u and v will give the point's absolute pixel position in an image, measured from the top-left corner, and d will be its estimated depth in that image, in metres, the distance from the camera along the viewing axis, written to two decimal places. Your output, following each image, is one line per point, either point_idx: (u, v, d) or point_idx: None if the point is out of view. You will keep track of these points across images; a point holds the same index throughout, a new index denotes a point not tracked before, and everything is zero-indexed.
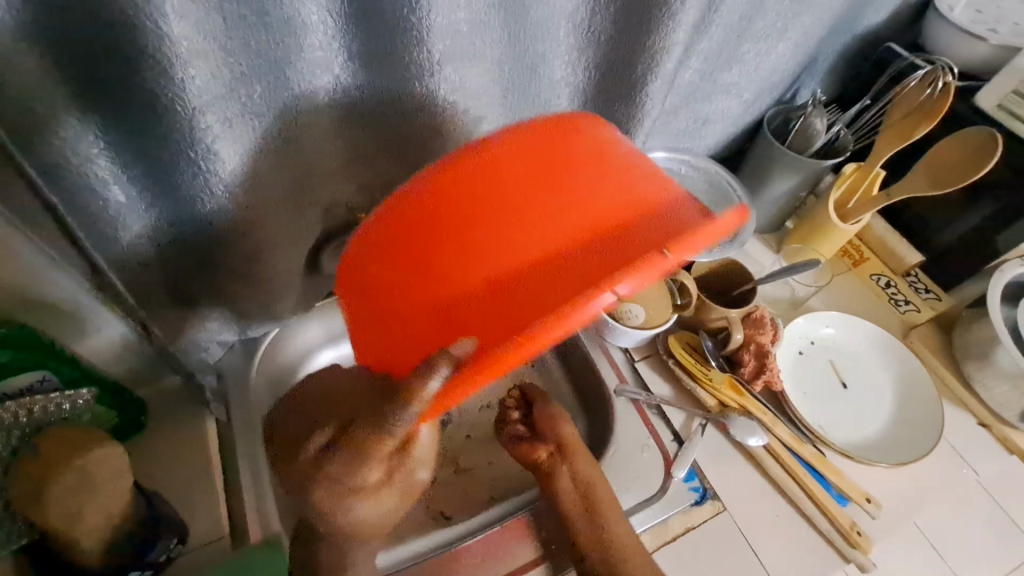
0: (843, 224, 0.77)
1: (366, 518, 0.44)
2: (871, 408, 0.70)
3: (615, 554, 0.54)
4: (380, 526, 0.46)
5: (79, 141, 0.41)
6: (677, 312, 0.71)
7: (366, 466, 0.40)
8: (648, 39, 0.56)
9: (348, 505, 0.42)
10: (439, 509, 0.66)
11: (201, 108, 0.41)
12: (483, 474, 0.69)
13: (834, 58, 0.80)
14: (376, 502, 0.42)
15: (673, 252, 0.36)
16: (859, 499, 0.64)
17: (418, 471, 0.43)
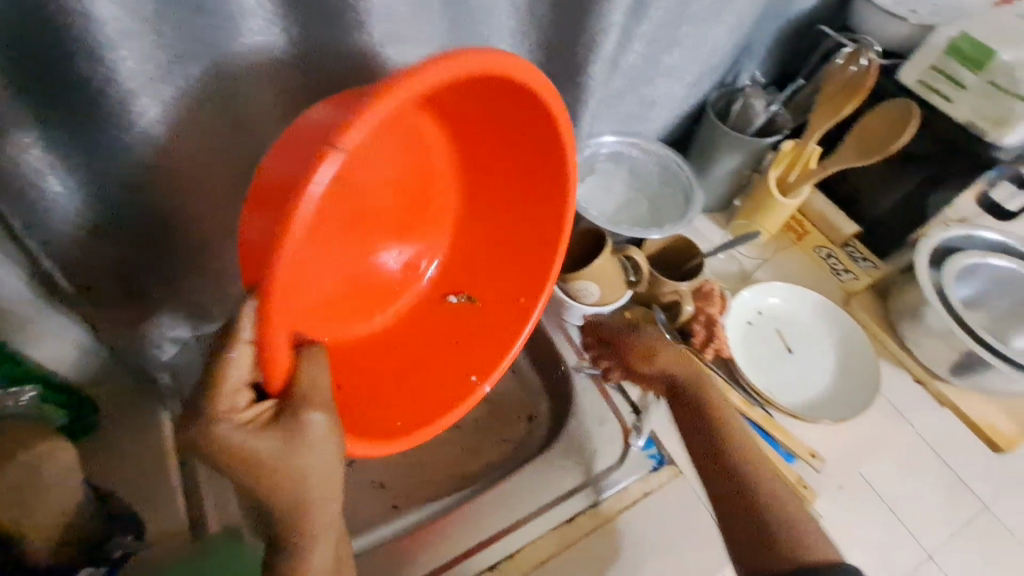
0: (783, 198, 0.81)
1: (276, 478, 0.40)
2: (816, 371, 0.74)
3: (733, 454, 0.63)
4: (303, 495, 0.40)
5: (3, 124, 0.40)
6: (628, 287, 0.74)
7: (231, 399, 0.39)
8: (586, 20, 0.58)
9: (239, 458, 0.39)
10: (391, 500, 0.67)
11: (132, 90, 0.41)
12: (448, 460, 0.71)
13: (770, 41, 0.83)
14: (276, 453, 0.39)
15: (388, 92, 0.35)
16: (805, 456, 0.68)
17: (304, 412, 0.41)
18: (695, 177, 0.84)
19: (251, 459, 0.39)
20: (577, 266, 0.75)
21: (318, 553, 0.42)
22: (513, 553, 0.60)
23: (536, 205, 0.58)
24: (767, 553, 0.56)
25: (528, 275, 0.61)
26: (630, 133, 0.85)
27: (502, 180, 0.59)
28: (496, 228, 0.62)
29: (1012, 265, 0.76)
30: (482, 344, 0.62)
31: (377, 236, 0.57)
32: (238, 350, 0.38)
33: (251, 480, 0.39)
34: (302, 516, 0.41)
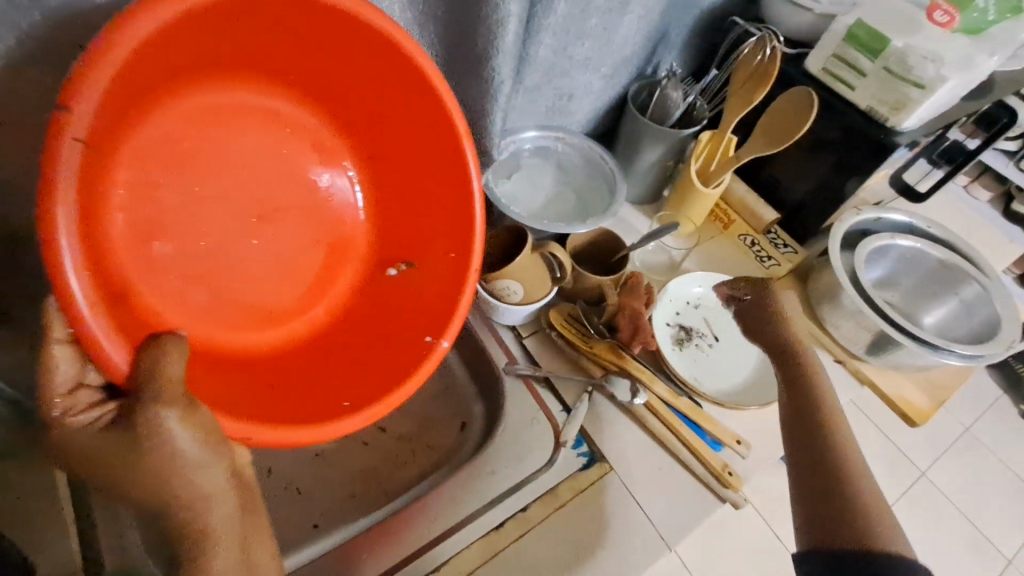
0: (706, 187, 0.82)
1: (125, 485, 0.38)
2: (742, 358, 0.75)
3: (812, 421, 0.54)
4: (163, 497, 0.39)
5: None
6: (555, 284, 0.73)
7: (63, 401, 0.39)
8: (483, 12, 0.56)
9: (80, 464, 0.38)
10: (311, 520, 0.65)
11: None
12: (368, 474, 0.69)
13: (686, 31, 0.84)
14: (117, 452, 0.38)
15: (134, 14, 0.35)
16: (730, 442, 0.68)
17: (139, 411, 0.38)
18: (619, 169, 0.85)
19: (94, 463, 0.38)
20: (502, 264, 0.74)
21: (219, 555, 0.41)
22: (441, 565, 0.59)
23: (434, 147, 0.56)
24: (845, 522, 0.46)
25: (454, 221, 0.57)
26: (553, 126, 0.83)
27: (402, 138, 0.57)
28: (412, 189, 0.60)
29: (919, 244, 0.79)
30: (420, 310, 0.58)
31: (288, 230, 0.56)
32: (56, 351, 0.39)
33: (100, 482, 0.39)
34: (184, 516, 0.40)
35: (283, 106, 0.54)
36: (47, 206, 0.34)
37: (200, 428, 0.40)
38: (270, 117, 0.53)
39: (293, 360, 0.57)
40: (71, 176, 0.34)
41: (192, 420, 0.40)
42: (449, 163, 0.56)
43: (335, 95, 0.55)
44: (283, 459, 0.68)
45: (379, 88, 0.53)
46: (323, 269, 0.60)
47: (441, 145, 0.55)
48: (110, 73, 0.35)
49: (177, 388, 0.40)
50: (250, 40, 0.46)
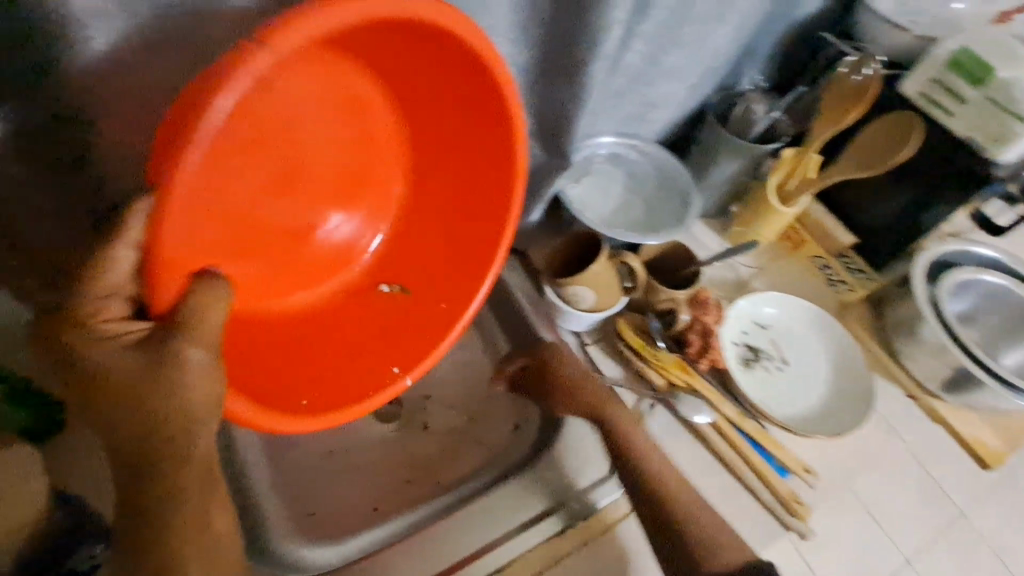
0: (783, 206, 0.81)
1: (125, 408, 0.38)
2: (810, 384, 0.74)
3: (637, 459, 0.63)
4: (156, 425, 0.38)
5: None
6: (625, 294, 0.72)
7: (96, 303, 0.39)
8: (588, 16, 0.55)
9: (94, 369, 0.38)
10: (372, 503, 0.67)
11: (74, 11, 0.37)
12: (422, 467, 0.70)
13: (772, 45, 0.82)
14: (135, 376, 0.38)
15: (319, 12, 0.36)
16: (798, 469, 0.67)
17: (177, 346, 0.39)
18: (692, 182, 0.83)
19: (108, 373, 0.38)
20: (573, 268, 0.73)
21: (186, 520, 0.39)
22: (499, 569, 0.61)
23: (484, 175, 0.58)
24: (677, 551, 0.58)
25: (475, 252, 0.61)
26: (630, 134, 0.83)
27: (457, 154, 0.60)
28: (446, 204, 0.63)
29: (1005, 282, 0.76)
30: (411, 333, 0.62)
31: (316, 212, 0.58)
32: (120, 249, 0.38)
33: (96, 395, 0.38)
34: (160, 466, 0.38)
35: (369, 93, 0.54)
36: (178, 161, 0.34)
37: (219, 375, 0.40)
38: (362, 105, 0.54)
39: (271, 340, 0.59)
40: (202, 153, 0.35)
41: (213, 367, 0.40)
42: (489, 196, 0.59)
43: (418, 103, 0.57)
44: (346, 444, 0.70)
45: (458, 113, 0.56)
46: (321, 267, 0.62)
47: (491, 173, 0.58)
48: (271, 61, 0.35)
49: (209, 334, 0.41)
50: (388, 36, 0.48)
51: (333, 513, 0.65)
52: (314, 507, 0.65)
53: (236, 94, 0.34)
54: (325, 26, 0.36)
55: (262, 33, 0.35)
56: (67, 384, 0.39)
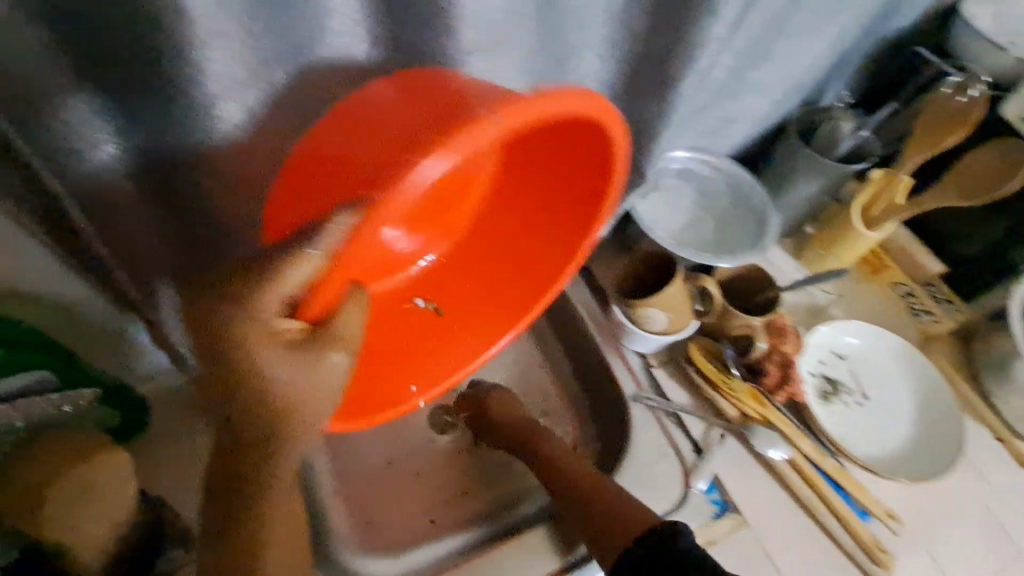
0: (867, 230, 0.76)
1: (268, 405, 0.38)
2: (893, 422, 0.70)
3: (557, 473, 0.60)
4: (288, 420, 0.38)
5: (56, 93, 0.36)
6: (697, 317, 0.69)
7: (267, 302, 0.37)
8: (685, 35, 0.52)
9: (252, 364, 0.37)
10: (428, 516, 0.66)
11: (187, 39, 0.35)
12: (476, 484, 0.69)
13: (861, 59, 0.78)
14: (287, 374, 0.38)
15: (548, 100, 0.37)
16: (881, 514, 0.64)
17: (330, 354, 0.38)
18: (769, 201, 0.78)
19: (260, 367, 0.37)
20: (643, 290, 0.71)
21: (276, 497, 0.41)
22: None
23: (564, 209, 0.54)
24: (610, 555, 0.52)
25: (531, 284, 0.57)
26: (703, 149, 0.80)
27: (539, 180, 0.55)
28: (512, 226, 0.58)
29: None
30: (437, 356, 0.57)
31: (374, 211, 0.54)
32: (308, 257, 0.36)
33: (246, 385, 0.37)
34: (266, 447, 0.39)
35: None
36: (384, 200, 0.35)
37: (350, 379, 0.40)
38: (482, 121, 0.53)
39: None
40: (405, 202, 0.35)
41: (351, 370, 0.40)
42: (547, 256, 0.56)
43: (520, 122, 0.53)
44: (405, 454, 0.70)
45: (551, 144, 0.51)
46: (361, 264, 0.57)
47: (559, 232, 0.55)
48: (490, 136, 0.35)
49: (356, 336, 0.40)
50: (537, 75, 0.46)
51: (392, 522, 0.65)
52: (373, 515, 0.65)
53: (449, 160, 0.35)
54: (548, 109, 0.37)
55: (496, 109, 0.35)
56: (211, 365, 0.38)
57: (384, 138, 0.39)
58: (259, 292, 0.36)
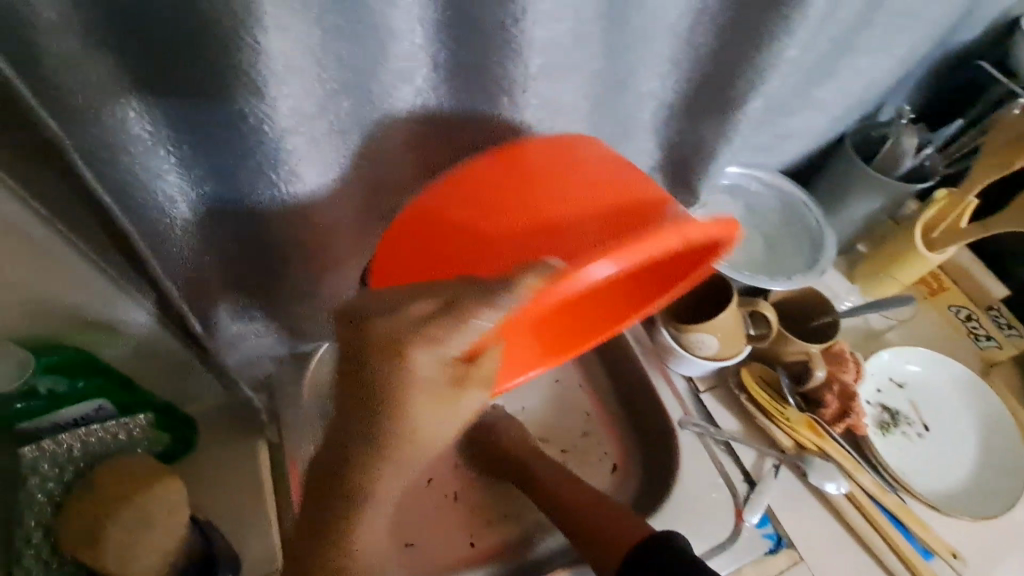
0: (927, 254, 0.72)
1: (407, 433, 0.37)
2: (956, 454, 0.66)
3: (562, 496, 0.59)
4: (400, 449, 0.37)
5: (129, 129, 0.35)
6: (749, 343, 0.67)
7: (453, 339, 0.36)
8: (756, 54, 0.51)
9: (409, 402, 0.36)
10: (467, 536, 0.62)
11: (266, 74, 0.35)
12: (509, 510, 0.64)
13: (923, 72, 0.74)
14: (429, 412, 0.37)
15: (716, 225, 0.40)
16: (945, 553, 0.61)
17: (470, 392, 0.38)
18: (824, 220, 0.74)
19: (409, 399, 0.36)
20: (693, 314, 0.69)
21: (364, 516, 0.40)
22: None
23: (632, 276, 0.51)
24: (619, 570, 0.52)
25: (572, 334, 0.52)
26: (754, 165, 0.76)
27: None
28: None
29: None
30: None
31: None
32: (490, 317, 0.36)
33: (391, 412, 0.36)
34: (374, 460, 0.38)
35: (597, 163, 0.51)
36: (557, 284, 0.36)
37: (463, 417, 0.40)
38: None
39: None
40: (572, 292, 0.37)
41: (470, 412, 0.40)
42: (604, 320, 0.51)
43: None
44: None
45: None
46: None
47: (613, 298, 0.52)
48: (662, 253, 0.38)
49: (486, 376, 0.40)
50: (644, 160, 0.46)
51: (431, 542, 0.61)
52: (412, 537, 0.61)
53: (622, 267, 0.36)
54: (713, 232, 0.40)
55: (674, 226, 0.38)
56: (355, 378, 0.36)
57: (548, 219, 0.40)
58: (431, 336, 0.35)
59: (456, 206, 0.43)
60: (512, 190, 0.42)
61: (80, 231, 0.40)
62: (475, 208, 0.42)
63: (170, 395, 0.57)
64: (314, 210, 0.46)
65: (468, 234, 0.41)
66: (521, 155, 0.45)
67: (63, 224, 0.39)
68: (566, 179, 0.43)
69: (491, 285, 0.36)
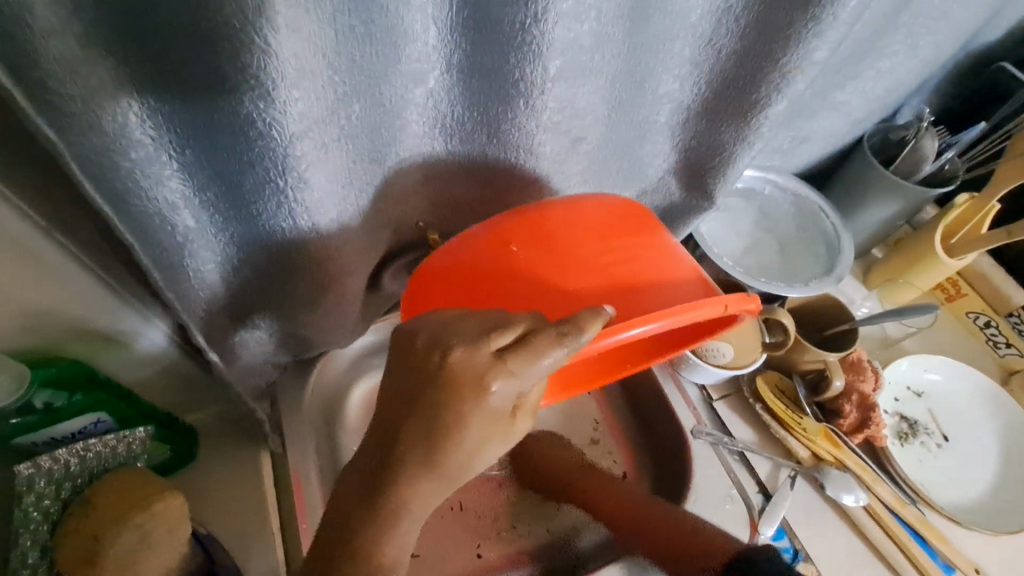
0: (947, 260, 0.71)
1: (463, 452, 0.36)
2: (977, 467, 0.65)
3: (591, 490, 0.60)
4: (444, 466, 0.36)
5: (130, 134, 0.33)
6: (765, 351, 0.64)
7: (525, 367, 0.35)
8: (781, 57, 0.49)
9: (473, 426, 0.36)
10: (474, 546, 0.59)
11: (273, 78, 0.33)
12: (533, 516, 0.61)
13: (941, 74, 0.73)
14: (478, 434, 0.36)
15: (748, 299, 0.43)
16: (968, 570, 0.59)
17: (519, 421, 0.38)
18: (842, 225, 0.72)
19: (466, 421, 0.36)
20: None
21: (398, 533, 0.38)
22: None
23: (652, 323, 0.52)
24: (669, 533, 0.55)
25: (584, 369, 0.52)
26: (767, 167, 0.73)
27: None
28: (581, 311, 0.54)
29: None
30: None
31: None
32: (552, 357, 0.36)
33: (449, 430, 0.36)
34: (422, 470, 0.36)
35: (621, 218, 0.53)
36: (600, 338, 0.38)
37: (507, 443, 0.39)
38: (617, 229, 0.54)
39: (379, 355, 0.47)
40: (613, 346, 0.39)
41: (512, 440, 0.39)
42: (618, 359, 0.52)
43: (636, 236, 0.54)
44: None
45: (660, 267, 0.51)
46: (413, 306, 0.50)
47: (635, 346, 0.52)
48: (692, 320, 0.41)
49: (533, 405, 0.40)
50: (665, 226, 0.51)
51: (439, 553, 0.58)
52: (420, 548, 0.58)
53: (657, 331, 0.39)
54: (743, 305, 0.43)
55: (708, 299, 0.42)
56: (420, 391, 0.36)
57: (587, 280, 0.44)
58: (506, 370, 0.35)
59: (501, 253, 0.45)
60: (555, 247, 0.45)
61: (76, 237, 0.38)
62: (520, 258, 0.44)
63: (172, 405, 0.56)
64: (324, 220, 0.45)
65: (512, 282, 0.43)
66: (553, 208, 0.48)
67: (60, 231, 0.37)
68: (607, 242, 0.46)
69: (562, 326, 0.36)
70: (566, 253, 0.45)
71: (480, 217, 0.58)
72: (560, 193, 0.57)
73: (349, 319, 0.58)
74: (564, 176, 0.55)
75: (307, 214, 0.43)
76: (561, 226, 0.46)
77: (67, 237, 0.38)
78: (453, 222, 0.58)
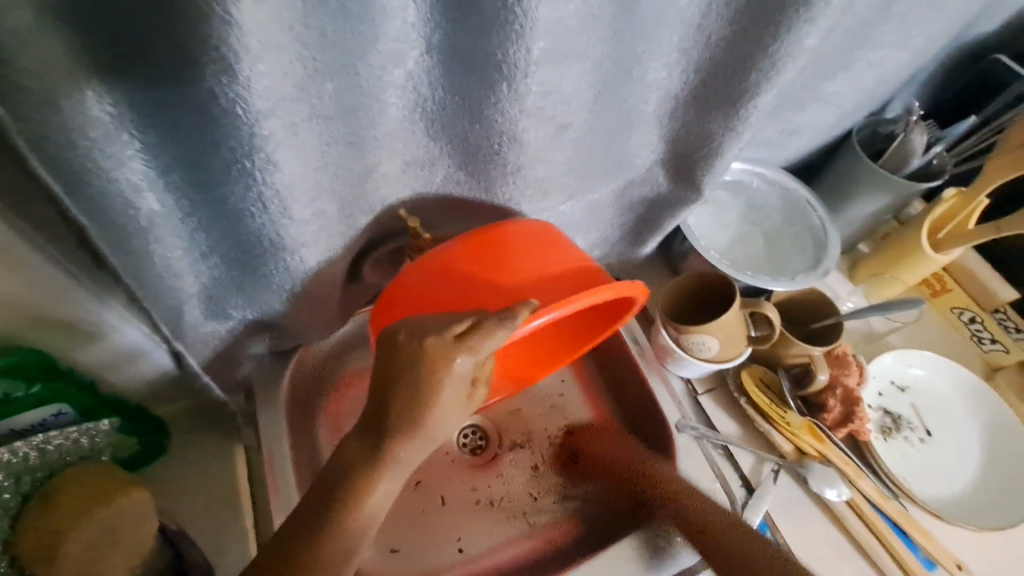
0: (933, 253, 0.70)
1: (438, 417, 0.38)
2: (959, 462, 0.65)
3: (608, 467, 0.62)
4: (430, 431, 0.39)
5: (88, 113, 0.31)
6: (750, 344, 0.63)
7: (480, 342, 0.38)
8: (772, 43, 0.48)
9: (445, 394, 0.38)
10: (456, 541, 0.58)
11: (238, 52, 0.31)
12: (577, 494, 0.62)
13: (932, 68, 0.73)
14: (444, 403, 0.38)
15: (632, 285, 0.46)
16: (950, 565, 0.59)
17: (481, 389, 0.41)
18: (829, 218, 0.71)
19: (439, 390, 0.37)
20: (689, 316, 0.66)
21: (380, 487, 0.39)
22: None
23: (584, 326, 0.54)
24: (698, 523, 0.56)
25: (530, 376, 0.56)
26: (755, 160, 0.72)
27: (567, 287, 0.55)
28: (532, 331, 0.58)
29: None
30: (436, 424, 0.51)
31: None
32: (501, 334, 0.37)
33: (428, 399, 0.38)
34: (401, 430, 0.38)
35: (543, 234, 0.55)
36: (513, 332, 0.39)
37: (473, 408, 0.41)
38: None
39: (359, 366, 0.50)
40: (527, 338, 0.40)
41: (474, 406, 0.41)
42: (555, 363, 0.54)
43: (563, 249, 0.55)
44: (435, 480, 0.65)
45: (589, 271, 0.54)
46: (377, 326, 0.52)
47: (564, 333, 0.57)
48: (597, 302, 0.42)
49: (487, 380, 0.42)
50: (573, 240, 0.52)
51: (416, 547, 0.57)
52: (399, 542, 0.57)
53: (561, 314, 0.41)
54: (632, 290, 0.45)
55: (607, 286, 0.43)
56: (398, 370, 0.38)
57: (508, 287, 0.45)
58: (468, 349, 0.37)
59: (446, 265, 0.47)
60: (491, 258, 0.47)
61: (33, 222, 0.36)
62: (461, 267, 0.46)
63: (142, 397, 0.54)
64: (296, 207, 0.43)
65: (458, 286, 0.46)
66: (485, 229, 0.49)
67: (14, 214, 0.36)
68: (530, 251, 0.48)
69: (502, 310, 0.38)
70: (497, 264, 0.47)
71: (463, 205, 0.56)
72: (546, 181, 0.55)
73: (328, 309, 0.56)
74: (549, 165, 0.54)
75: (275, 199, 0.41)
76: (486, 243, 0.48)
77: (21, 219, 0.36)
78: (433, 211, 0.56)
